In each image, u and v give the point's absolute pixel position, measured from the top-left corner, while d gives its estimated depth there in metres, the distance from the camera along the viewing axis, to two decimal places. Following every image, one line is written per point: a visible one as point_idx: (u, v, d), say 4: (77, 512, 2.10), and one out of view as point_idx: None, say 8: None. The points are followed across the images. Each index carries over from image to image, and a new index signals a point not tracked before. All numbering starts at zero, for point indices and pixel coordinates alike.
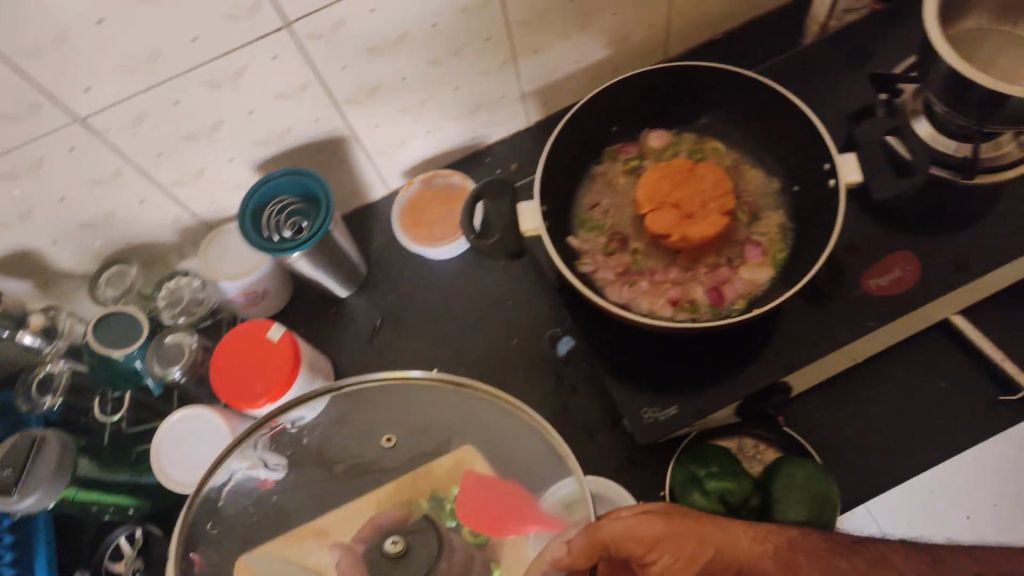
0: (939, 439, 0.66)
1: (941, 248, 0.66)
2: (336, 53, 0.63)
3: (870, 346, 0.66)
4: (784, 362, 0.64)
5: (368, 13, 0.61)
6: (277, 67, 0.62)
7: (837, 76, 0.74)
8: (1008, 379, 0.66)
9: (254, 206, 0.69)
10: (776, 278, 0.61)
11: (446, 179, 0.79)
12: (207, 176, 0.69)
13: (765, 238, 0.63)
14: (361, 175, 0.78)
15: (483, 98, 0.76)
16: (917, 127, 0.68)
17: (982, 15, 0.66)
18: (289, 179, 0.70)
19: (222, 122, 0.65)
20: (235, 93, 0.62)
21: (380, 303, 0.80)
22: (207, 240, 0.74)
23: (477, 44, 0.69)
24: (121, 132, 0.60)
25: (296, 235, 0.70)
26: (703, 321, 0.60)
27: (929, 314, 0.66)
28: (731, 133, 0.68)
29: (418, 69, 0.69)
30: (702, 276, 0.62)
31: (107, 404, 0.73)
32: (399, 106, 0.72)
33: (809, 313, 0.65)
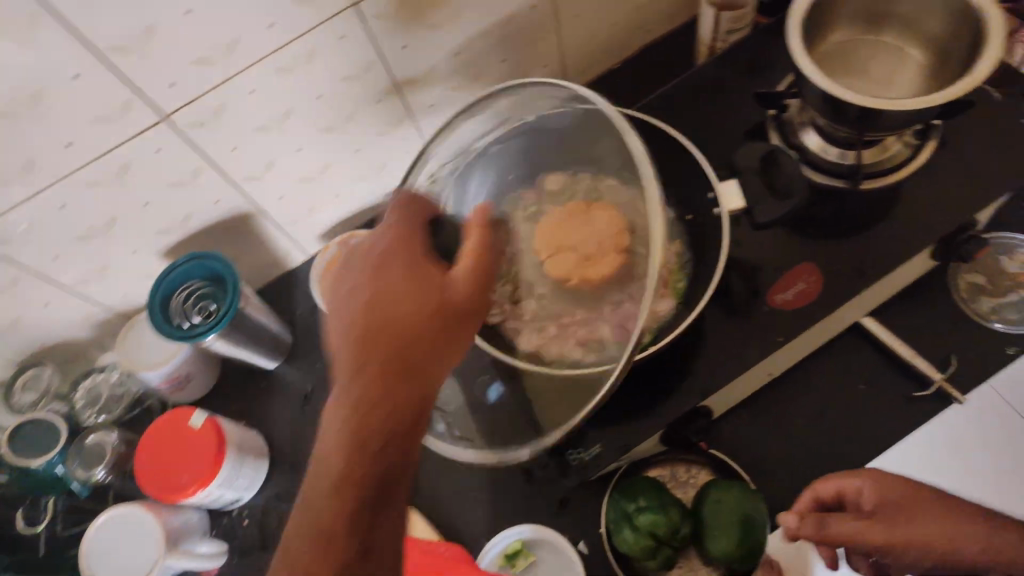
0: (859, 443, 0.68)
1: (834, 259, 0.67)
2: (222, 137, 0.64)
3: (785, 360, 0.68)
4: (698, 389, 0.65)
5: (250, 94, 0.62)
6: (165, 159, 0.62)
7: (726, 95, 0.76)
8: (921, 375, 0.68)
9: (161, 298, 0.70)
10: (679, 307, 0.62)
11: (361, 238, 0.79)
12: (114, 270, 0.71)
13: (664, 271, 0.64)
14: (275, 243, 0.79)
15: (387, 158, 0.77)
16: (806, 139, 0.69)
17: (852, 26, 0.69)
18: (195, 266, 0.71)
19: (118, 217, 0.65)
20: (124, 189, 0.63)
21: (311, 370, 0.83)
22: (122, 334, 0.76)
23: (370, 109, 0.70)
24: (13, 241, 0.61)
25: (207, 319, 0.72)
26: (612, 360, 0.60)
27: (834, 323, 0.67)
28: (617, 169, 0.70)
29: (311, 139, 0.69)
30: (609, 315, 0.62)
31: (30, 515, 0.74)
32: (298, 176, 0.72)
33: (719, 336, 0.66)
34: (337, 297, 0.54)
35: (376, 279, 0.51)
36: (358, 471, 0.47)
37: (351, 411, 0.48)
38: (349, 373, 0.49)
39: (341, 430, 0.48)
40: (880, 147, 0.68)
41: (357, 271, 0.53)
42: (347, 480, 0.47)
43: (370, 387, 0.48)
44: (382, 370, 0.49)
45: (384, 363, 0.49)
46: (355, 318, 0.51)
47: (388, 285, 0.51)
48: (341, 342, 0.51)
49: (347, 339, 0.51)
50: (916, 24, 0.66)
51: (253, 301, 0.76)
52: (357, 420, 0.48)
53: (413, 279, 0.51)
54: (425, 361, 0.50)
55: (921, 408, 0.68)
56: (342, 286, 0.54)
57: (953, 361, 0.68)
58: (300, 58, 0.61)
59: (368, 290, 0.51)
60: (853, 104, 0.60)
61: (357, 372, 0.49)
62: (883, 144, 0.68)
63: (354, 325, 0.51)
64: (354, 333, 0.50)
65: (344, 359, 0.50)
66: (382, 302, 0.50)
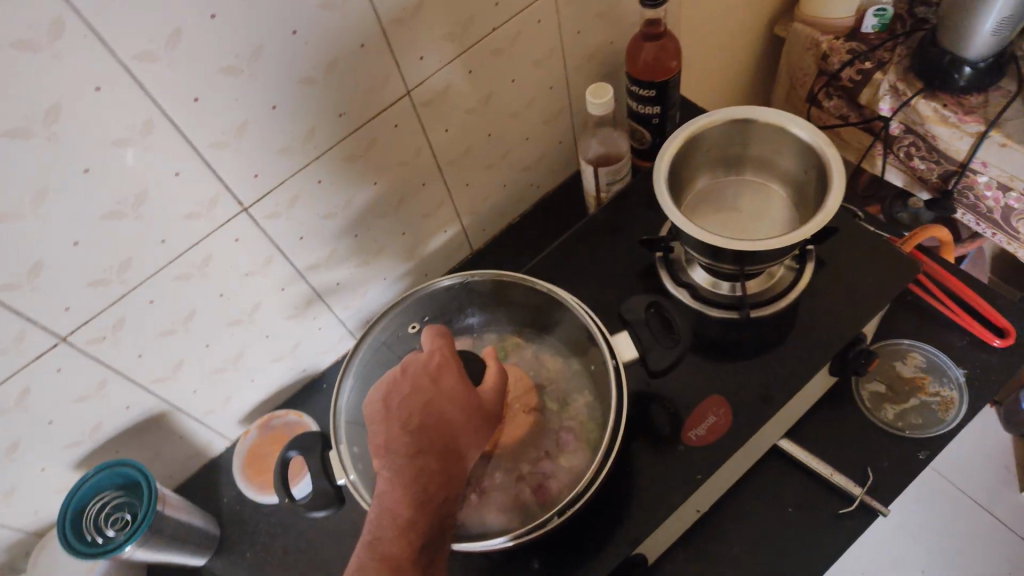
0: (803, 565, 0.67)
1: (739, 384, 0.70)
2: (128, 345, 0.65)
3: (713, 495, 0.69)
4: (628, 537, 0.64)
5: (150, 304, 0.63)
6: (67, 376, 0.62)
7: (613, 239, 0.81)
8: (842, 489, 0.69)
9: (75, 511, 0.70)
10: (591, 456, 0.62)
11: (283, 419, 0.84)
12: (23, 490, 0.69)
13: (576, 423, 0.65)
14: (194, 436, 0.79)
15: (298, 335, 0.81)
16: (696, 276, 0.75)
17: (711, 173, 0.78)
18: (115, 475, 0.72)
19: (23, 437, 0.64)
20: (28, 411, 0.62)
21: (241, 559, 0.80)
22: (35, 553, 0.73)
23: (276, 296, 0.74)
24: None
25: (121, 529, 0.73)
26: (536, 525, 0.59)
27: (751, 449, 0.68)
28: (520, 322, 0.72)
29: (220, 331, 0.72)
30: (525, 476, 0.62)
31: None
32: (212, 368, 0.74)
33: (642, 477, 0.66)
34: (393, 410, 0.56)
35: (435, 389, 0.57)
36: (413, 557, 0.49)
37: (408, 507, 0.51)
38: (406, 469, 0.53)
39: (392, 530, 0.50)
40: (766, 274, 0.73)
41: (407, 387, 0.57)
42: (396, 568, 0.48)
43: (427, 481, 0.53)
44: (432, 466, 0.54)
45: (433, 459, 0.54)
46: (408, 428, 0.55)
47: (449, 393, 0.57)
48: (400, 448, 0.54)
49: (405, 443, 0.54)
50: (766, 165, 0.75)
51: (175, 502, 0.76)
52: (406, 515, 0.51)
53: (470, 390, 0.58)
54: (456, 451, 0.56)
55: (849, 523, 0.68)
56: (391, 413, 0.56)
57: (871, 471, 0.70)
58: (198, 264, 0.64)
59: (422, 403, 0.56)
60: (727, 249, 0.65)
61: (409, 468, 0.53)
62: (769, 273, 0.73)
63: (410, 432, 0.55)
64: (407, 447, 0.54)
65: (398, 460, 0.54)
66: (438, 408, 0.56)
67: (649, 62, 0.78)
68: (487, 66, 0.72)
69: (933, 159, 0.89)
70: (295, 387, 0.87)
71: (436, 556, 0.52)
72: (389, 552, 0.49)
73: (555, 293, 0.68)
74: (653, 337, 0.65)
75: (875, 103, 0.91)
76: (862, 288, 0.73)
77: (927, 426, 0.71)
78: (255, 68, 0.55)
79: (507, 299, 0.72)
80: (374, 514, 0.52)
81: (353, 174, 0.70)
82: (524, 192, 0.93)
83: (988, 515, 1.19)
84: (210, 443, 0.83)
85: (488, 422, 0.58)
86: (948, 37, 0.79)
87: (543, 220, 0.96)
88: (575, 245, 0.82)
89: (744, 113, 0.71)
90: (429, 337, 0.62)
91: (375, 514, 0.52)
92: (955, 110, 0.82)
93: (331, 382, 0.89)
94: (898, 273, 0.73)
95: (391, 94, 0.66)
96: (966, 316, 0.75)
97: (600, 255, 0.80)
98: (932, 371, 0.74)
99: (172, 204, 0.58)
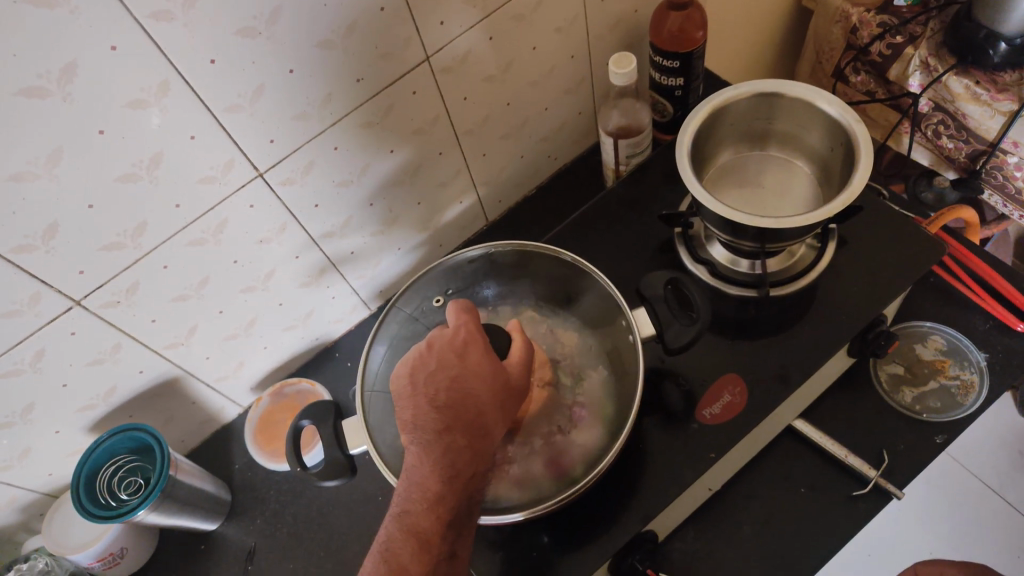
0: (816, 545, 0.67)
1: (756, 364, 0.69)
2: (141, 310, 0.64)
3: (726, 473, 0.68)
4: (641, 513, 0.64)
5: (164, 270, 0.63)
6: (82, 340, 0.62)
7: (631, 214, 0.80)
8: (857, 471, 0.68)
9: (90, 473, 0.71)
10: (605, 431, 0.62)
11: (297, 386, 0.84)
12: (38, 451, 0.69)
13: (590, 398, 0.64)
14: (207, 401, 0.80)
15: (312, 303, 0.80)
16: (715, 252, 0.73)
17: (735, 148, 0.76)
18: (132, 438, 0.72)
19: (37, 400, 0.64)
20: (44, 374, 0.62)
21: (253, 525, 0.80)
22: (48, 515, 0.74)
23: (290, 264, 0.73)
24: None
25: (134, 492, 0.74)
26: (550, 499, 0.59)
27: (766, 429, 0.68)
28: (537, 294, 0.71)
29: (234, 298, 0.71)
30: (539, 449, 0.62)
31: None
32: (225, 334, 0.74)
33: (655, 454, 0.66)
34: (419, 386, 0.57)
35: (461, 366, 0.57)
36: (439, 531, 0.51)
37: (434, 483, 0.52)
38: (432, 445, 0.54)
39: (419, 505, 0.52)
40: (786, 253, 0.72)
41: (433, 364, 0.57)
42: (425, 542, 0.50)
43: (454, 458, 0.53)
44: (459, 443, 0.54)
45: (459, 436, 0.54)
46: (435, 405, 0.56)
47: (475, 368, 0.56)
48: (426, 425, 0.55)
49: (432, 420, 0.55)
50: (791, 140, 0.73)
51: (187, 467, 0.76)
52: (433, 491, 0.52)
53: (496, 366, 0.57)
54: (485, 427, 0.55)
55: (863, 505, 0.68)
56: (417, 390, 0.57)
57: (886, 454, 0.69)
58: (213, 229, 0.63)
59: (447, 380, 0.56)
60: (749, 225, 0.63)
61: (436, 445, 0.54)
62: (791, 251, 0.72)
63: (437, 409, 0.55)
64: (433, 423, 0.55)
65: (424, 436, 0.54)
66: (464, 384, 0.56)
67: (674, 33, 0.76)
68: (508, 32, 0.70)
69: (962, 138, 0.87)
70: (307, 356, 0.87)
71: (464, 529, 0.53)
72: (415, 527, 0.51)
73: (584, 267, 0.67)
74: (671, 316, 0.64)
75: (904, 79, 0.88)
76: (884, 269, 0.71)
77: (946, 410, 0.70)
78: (272, 29, 0.53)
79: (526, 271, 0.71)
80: (402, 488, 0.53)
81: (369, 142, 0.68)
82: (541, 164, 0.91)
83: (1000, 499, 1.19)
84: (222, 410, 0.84)
85: (515, 397, 0.57)
86: (983, 9, 0.77)
87: (559, 193, 0.94)
88: (593, 219, 0.80)
89: (772, 86, 0.69)
90: (455, 310, 0.61)
91: (405, 488, 0.53)
92: (987, 87, 0.80)
93: (343, 352, 0.88)
94: (923, 254, 0.71)
95: (409, 60, 0.64)
96: (989, 297, 0.74)
97: (618, 230, 0.79)
98: (953, 354, 0.73)
99: (187, 168, 0.57)
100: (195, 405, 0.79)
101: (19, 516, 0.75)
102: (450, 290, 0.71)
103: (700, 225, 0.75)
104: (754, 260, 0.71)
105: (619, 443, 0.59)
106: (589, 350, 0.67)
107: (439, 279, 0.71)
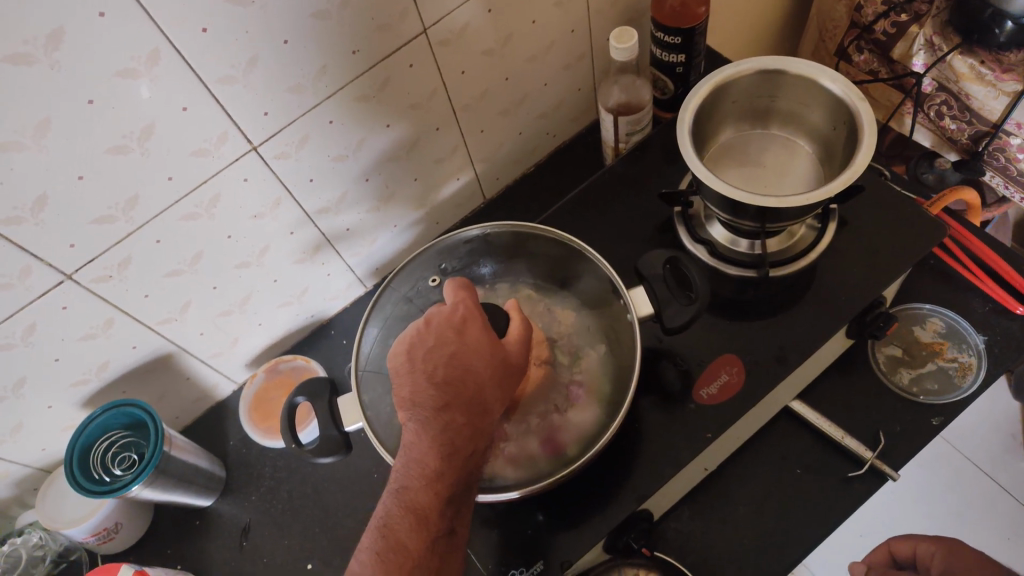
0: (812, 525, 0.67)
1: (754, 345, 0.68)
2: (134, 286, 0.64)
3: (723, 452, 0.68)
4: (637, 492, 0.64)
5: (157, 244, 0.62)
6: (74, 315, 0.62)
7: (630, 193, 0.79)
8: (853, 452, 0.68)
9: (82, 450, 0.70)
10: (601, 411, 0.62)
11: (293, 363, 0.84)
12: (32, 425, 0.69)
13: (587, 377, 0.64)
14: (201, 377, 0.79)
15: (307, 280, 0.79)
16: (715, 232, 0.73)
17: (736, 127, 0.75)
18: (123, 413, 0.71)
19: (29, 374, 0.64)
20: (35, 349, 0.62)
21: (248, 502, 0.80)
22: (41, 490, 0.74)
23: (284, 240, 0.72)
24: None
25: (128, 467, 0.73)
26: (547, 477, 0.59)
27: (762, 409, 0.68)
28: (536, 273, 0.70)
29: (228, 274, 0.70)
30: (535, 427, 0.62)
31: None
32: (219, 310, 0.73)
33: (652, 434, 0.66)
34: (418, 362, 0.56)
35: (460, 342, 0.56)
36: (438, 507, 0.51)
37: (433, 458, 0.52)
38: (431, 422, 0.53)
39: (418, 481, 0.52)
40: (786, 233, 0.72)
41: (432, 340, 0.56)
42: (423, 518, 0.51)
43: (453, 435, 0.53)
44: (458, 420, 0.54)
45: (458, 413, 0.54)
46: (434, 381, 0.55)
47: (475, 345, 0.56)
48: (425, 401, 0.54)
49: (432, 397, 0.54)
50: (794, 119, 0.72)
51: (180, 442, 0.75)
52: (432, 467, 0.52)
53: (495, 343, 0.56)
54: (483, 404, 0.55)
55: (858, 487, 0.68)
56: (416, 366, 0.56)
57: (882, 437, 0.69)
58: (206, 204, 0.62)
59: (447, 356, 0.55)
60: (750, 204, 0.63)
61: (434, 421, 0.54)
62: (791, 232, 0.71)
63: (436, 386, 0.55)
64: (432, 400, 0.54)
65: (423, 413, 0.54)
66: (463, 361, 0.56)
67: (676, 8, 0.75)
68: (507, 4, 0.68)
69: (965, 118, 0.86)
70: (302, 334, 0.86)
71: (461, 504, 0.54)
72: (414, 502, 0.51)
73: (579, 247, 0.67)
74: (671, 297, 0.63)
75: (908, 59, 0.87)
76: (883, 251, 0.71)
77: (944, 392, 0.71)
78: None
79: (523, 249, 0.70)
80: (401, 464, 0.53)
81: (365, 117, 0.67)
82: (540, 141, 0.90)
83: (992, 482, 1.19)
84: (217, 387, 0.83)
85: (514, 375, 0.57)
86: None
87: (558, 171, 0.93)
88: (592, 198, 0.79)
89: (776, 63, 0.68)
90: (453, 287, 0.60)
91: (402, 463, 0.53)
92: (993, 67, 0.79)
93: (338, 330, 0.88)
94: (923, 236, 0.71)
95: (405, 32, 0.63)
96: (990, 281, 0.73)
97: (617, 209, 0.78)
98: (951, 337, 0.73)
99: (178, 141, 0.56)
100: (189, 381, 0.79)
101: (14, 491, 0.75)
102: (448, 268, 0.70)
103: (700, 204, 0.74)
104: (754, 239, 0.70)
105: (615, 424, 0.59)
106: (586, 328, 0.66)
107: (436, 256, 0.70)
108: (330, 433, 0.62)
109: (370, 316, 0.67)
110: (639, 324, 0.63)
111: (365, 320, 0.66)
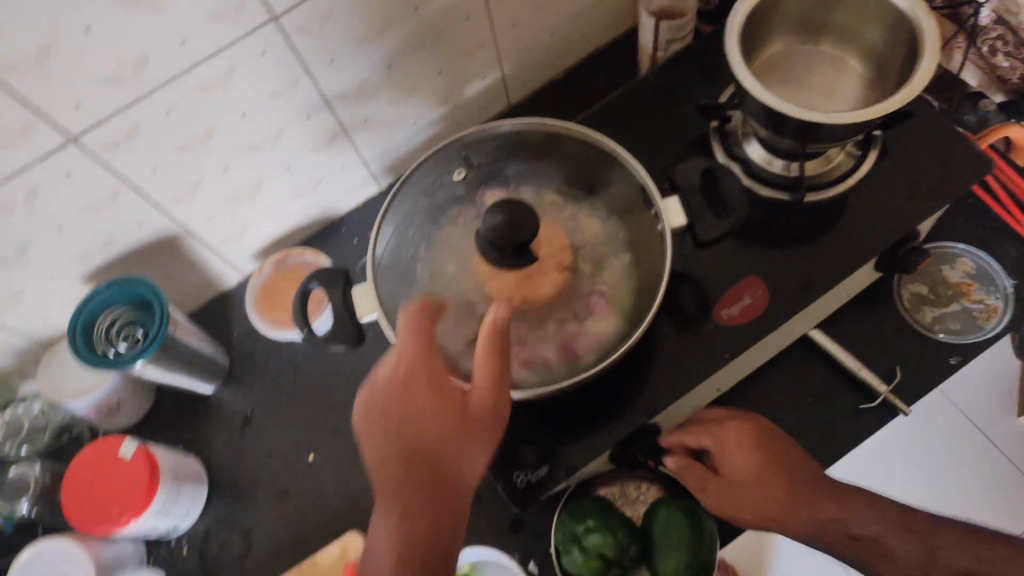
0: (817, 452, 0.67)
1: (780, 269, 0.67)
2: (142, 157, 0.61)
3: (738, 375, 0.67)
4: (649, 405, 0.63)
5: (167, 114, 0.59)
6: (79, 182, 0.59)
7: (665, 105, 0.75)
8: (866, 385, 0.68)
9: (86, 322, 0.69)
10: (621, 321, 0.61)
11: (302, 256, 0.82)
12: (33, 295, 0.67)
13: (610, 286, 0.62)
14: (208, 261, 0.77)
15: (321, 170, 0.76)
16: (751, 151, 0.69)
17: (786, 40, 0.71)
18: (126, 288, 0.69)
19: (31, 241, 0.61)
20: (38, 215, 0.59)
21: (250, 392, 0.79)
22: (43, 362, 0.72)
23: (301, 124, 0.69)
24: None
25: (133, 344, 0.72)
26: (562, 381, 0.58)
27: (781, 335, 0.67)
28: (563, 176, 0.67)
29: (240, 154, 0.67)
30: (552, 333, 0.60)
31: None
32: (229, 193, 0.70)
33: (668, 351, 0.65)
34: (377, 399, 0.49)
35: (411, 397, 0.49)
36: (423, 560, 0.44)
37: (400, 506, 0.45)
38: (393, 484, 0.46)
39: (394, 547, 0.44)
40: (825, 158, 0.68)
41: (394, 401, 0.49)
42: (404, 562, 0.43)
43: (414, 463, 0.47)
44: (424, 474, 0.47)
45: (425, 472, 0.47)
46: (394, 430, 0.48)
47: (430, 391, 0.49)
48: (389, 464, 0.47)
49: (396, 457, 0.47)
50: (848, 36, 0.68)
51: (185, 326, 0.74)
52: (401, 505, 0.45)
53: (453, 397, 0.49)
54: (450, 445, 0.48)
55: (866, 418, 0.68)
56: (376, 431, 0.49)
57: (897, 371, 0.69)
58: (221, 75, 0.59)
59: (400, 381, 0.49)
60: (800, 120, 0.58)
61: (396, 482, 0.46)
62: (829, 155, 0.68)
63: (400, 450, 0.48)
64: (397, 448, 0.48)
65: (391, 480, 0.47)
66: (418, 416, 0.49)
67: None
68: None
69: (1020, 57, 0.83)
70: (312, 228, 0.84)
71: (445, 532, 0.46)
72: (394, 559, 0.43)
73: (611, 147, 0.64)
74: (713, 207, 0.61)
75: None
76: (925, 182, 0.68)
77: (964, 333, 0.70)
78: None
79: (552, 148, 0.67)
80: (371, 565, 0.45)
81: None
82: (572, 46, 0.85)
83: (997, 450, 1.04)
84: (223, 275, 0.81)
85: (494, 419, 0.50)
86: None
87: (587, 81, 0.89)
88: (625, 107, 0.76)
89: None
90: (410, 319, 0.52)
91: (379, 540, 0.45)
92: None
93: (349, 228, 0.85)
94: (968, 173, 0.68)
95: None
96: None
97: (650, 121, 0.75)
98: (980, 279, 0.72)
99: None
100: (196, 266, 0.77)
101: (16, 362, 0.73)
102: (473, 162, 0.67)
103: (739, 120, 0.70)
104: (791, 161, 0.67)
105: (638, 335, 0.58)
106: (611, 237, 0.64)
107: (460, 151, 0.67)
108: (342, 323, 0.60)
109: (387, 206, 0.64)
110: (669, 237, 0.60)
111: (382, 210, 0.64)
